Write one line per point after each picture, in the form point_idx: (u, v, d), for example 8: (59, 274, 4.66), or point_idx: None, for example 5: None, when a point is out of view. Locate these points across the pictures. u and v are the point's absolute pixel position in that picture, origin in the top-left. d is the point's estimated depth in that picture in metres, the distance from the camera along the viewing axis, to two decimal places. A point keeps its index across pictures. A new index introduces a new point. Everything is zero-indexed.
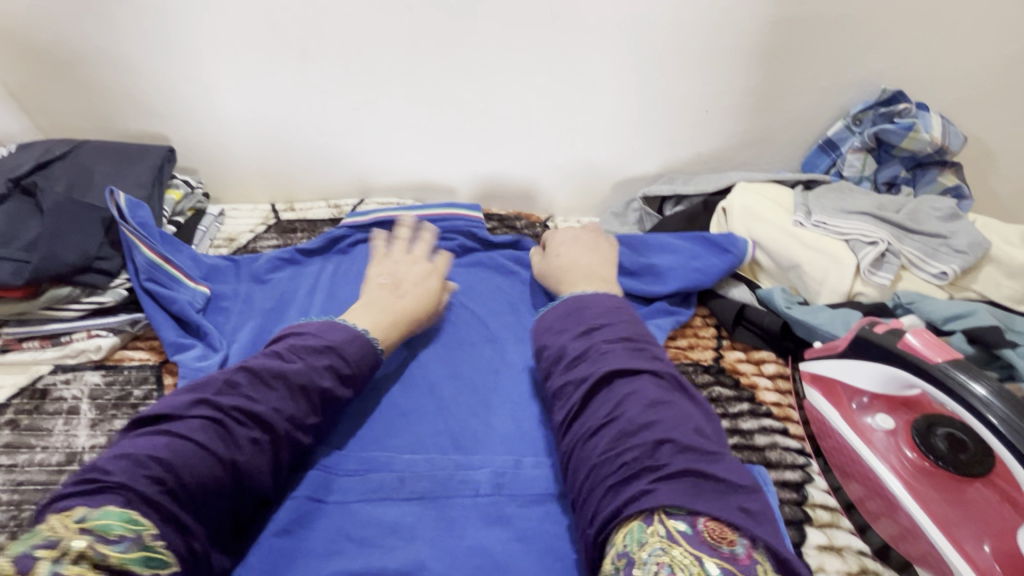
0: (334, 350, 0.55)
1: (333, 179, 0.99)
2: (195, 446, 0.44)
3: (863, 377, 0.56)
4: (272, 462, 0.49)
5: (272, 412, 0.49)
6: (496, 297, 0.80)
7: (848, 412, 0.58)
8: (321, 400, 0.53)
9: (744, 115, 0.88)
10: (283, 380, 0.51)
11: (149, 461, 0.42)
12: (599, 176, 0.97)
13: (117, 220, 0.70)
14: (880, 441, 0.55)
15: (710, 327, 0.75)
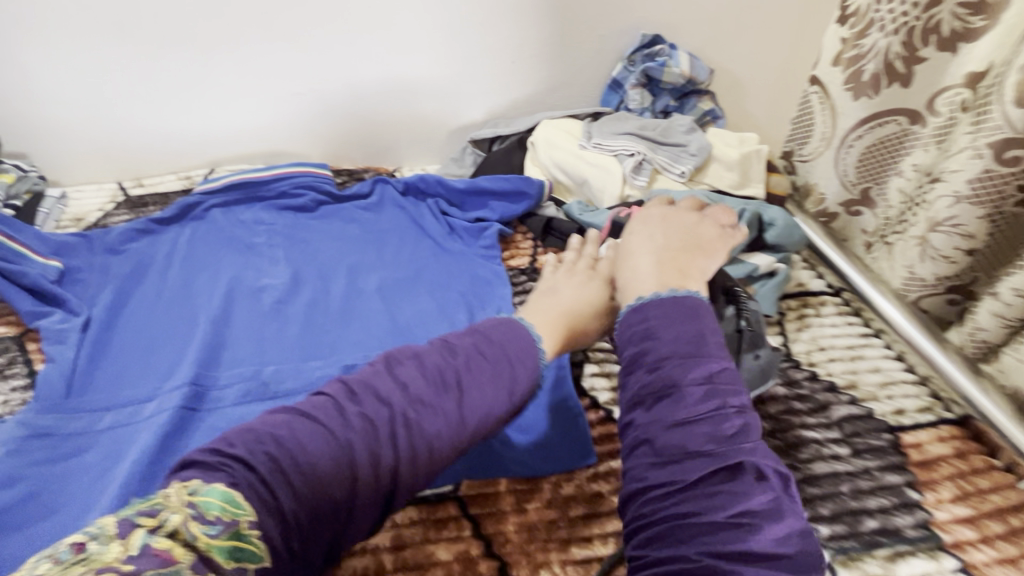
0: (482, 331, 0.52)
1: (181, 153, 1.03)
2: (312, 424, 0.42)
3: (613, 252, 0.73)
4: (390, 462, 0.43)
5: (404, 393, 0.46)
6: (350, 239, 0.90)
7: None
8: (489, 377, 0.49)
9: (544, 62, 1.05)
10: (417, 364, 0.48)
11: (268, 438, 0.41)
12: (435, 127, 1.10)
13: None
14: None
15: (528, 239, 0.92)
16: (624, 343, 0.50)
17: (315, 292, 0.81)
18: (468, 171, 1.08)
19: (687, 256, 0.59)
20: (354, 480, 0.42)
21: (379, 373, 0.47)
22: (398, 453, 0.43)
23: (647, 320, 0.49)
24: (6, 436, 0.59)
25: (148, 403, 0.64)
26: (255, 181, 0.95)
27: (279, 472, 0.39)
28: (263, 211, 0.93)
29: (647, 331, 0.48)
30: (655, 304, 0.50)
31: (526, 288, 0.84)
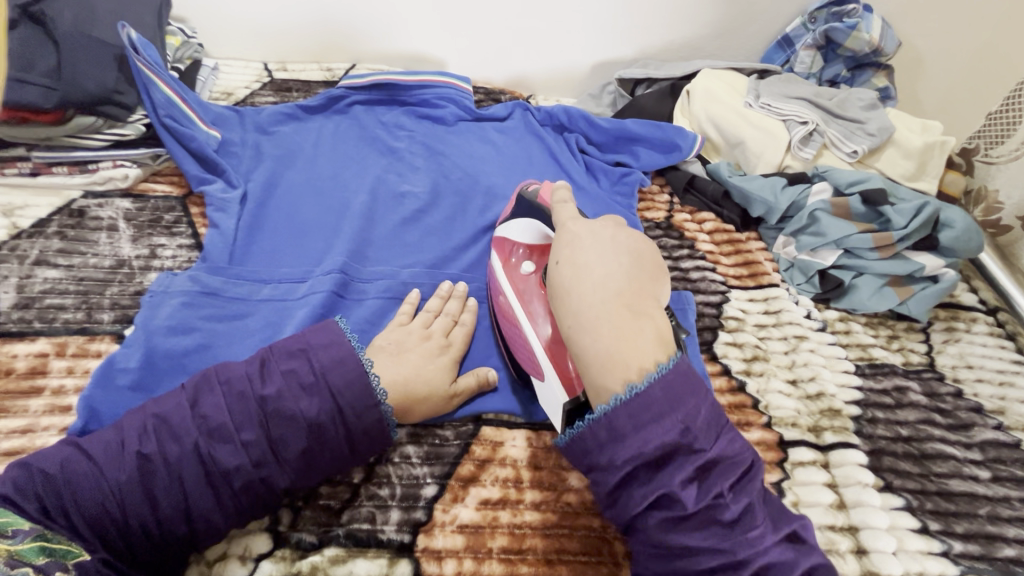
0: (309, 350, 0.48)
1: (326, 42, 1.02)
2: (266, 400, 0.45)
3: (524, 230, 0.62)
4: (267, 447, 0.45)
5: (248, 388, 0.46)
6: (487, 160, 0.88)
7: (506, 261, 0.62)
8: (276, 409, 0.45)
9: (715, 4, 0.96)
10: (280, 372, 0.47)
11: (239, 397, 0.45)
12: (580, 57, 1.04)
13: (128, 52, 0.72)
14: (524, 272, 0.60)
15: (665, 193, 0.88)
16: (577, 443, 0.43)
17: (453, 206, 0.81)
18: (605, 111, 1.02)
19: (634, 321, 0.42)
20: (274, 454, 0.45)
21: (330, 346, 0.48)
22: (270, 436, 0.45)
23: (631, 411, 0.40)
24: (182, 287, 0.63)
25: (303, 283, 0.67)
26: (398, 83, 0.93)
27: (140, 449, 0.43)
28: (404, 116, 0.92)
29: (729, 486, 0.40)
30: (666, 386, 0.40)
31: (661, 242, 0.81)
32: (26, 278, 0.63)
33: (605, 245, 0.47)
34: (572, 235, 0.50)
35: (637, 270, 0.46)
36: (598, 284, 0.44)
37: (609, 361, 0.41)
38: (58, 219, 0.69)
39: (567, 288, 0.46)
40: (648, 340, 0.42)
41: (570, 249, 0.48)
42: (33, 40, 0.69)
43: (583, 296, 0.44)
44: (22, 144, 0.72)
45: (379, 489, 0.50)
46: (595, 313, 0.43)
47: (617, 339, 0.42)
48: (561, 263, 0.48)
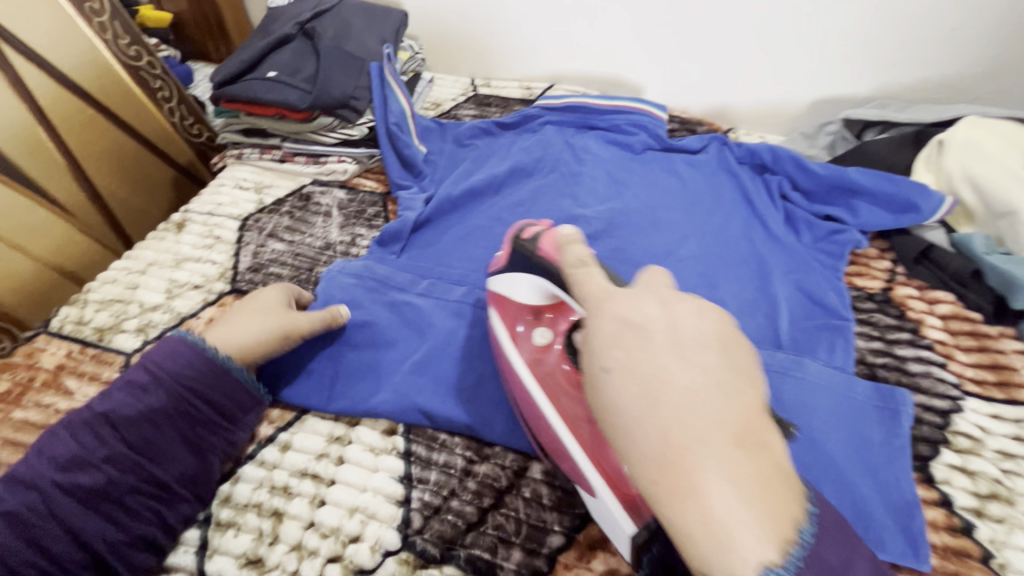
0: (160, 353, 0.52)
1: (530, 62, 1.06)
2: (174, 375, 0.51)
3: (524, 290, 0.54)
4: (196, 411, 0.51)
5: (146, 382, 0.50)
6: (671, 194, 0.83)
7: (512, 334, 0.54)
8: (188, 383, 0.51)
9: (1000, 38, 0.77)
10: (141, 370, 0.51)
11: (144, 391, 0.50)
12: (798, 91, 0.92)
13: (381, 67, 0.85)
14: (537, 353, 0.52)
15: (885, 259, 0.74)
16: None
17: (628, 239, 0.76)
18: (819, 154, 0.89)
19: (749, 458, 0.27)
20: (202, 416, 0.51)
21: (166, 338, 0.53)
22: (184, 404, 0.50)
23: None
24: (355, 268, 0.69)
25: (461, 285, 0.68)
26: (592, 107, 0.94)
27: (56, 475, 0.45)
28: (593, 140, 0.91)
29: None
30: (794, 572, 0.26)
31: (872, 318, 0.67)
32: (261, 246, 0.75)
33: (679, 335, 0.31)
34: (618, 328, 0.32)
35: (712, 370, 0.29)
36: (711, 414, 0.28)
37: (711, 534, 0.27)
38: (291, 201, 0.82)
39: (631, 414, 0.29)
40: (757, 495, 0.27)
41: (620, 349, 0.31)
42: (304, 52, 0.86)
43: (698, 418, 0.28)
44: (278, 135, 0.87)
45: (505, 521, 0.49)
46: (643, 445, 0.29)
47: (722, 508, 0.26)
48: (613, 370, 0.31)
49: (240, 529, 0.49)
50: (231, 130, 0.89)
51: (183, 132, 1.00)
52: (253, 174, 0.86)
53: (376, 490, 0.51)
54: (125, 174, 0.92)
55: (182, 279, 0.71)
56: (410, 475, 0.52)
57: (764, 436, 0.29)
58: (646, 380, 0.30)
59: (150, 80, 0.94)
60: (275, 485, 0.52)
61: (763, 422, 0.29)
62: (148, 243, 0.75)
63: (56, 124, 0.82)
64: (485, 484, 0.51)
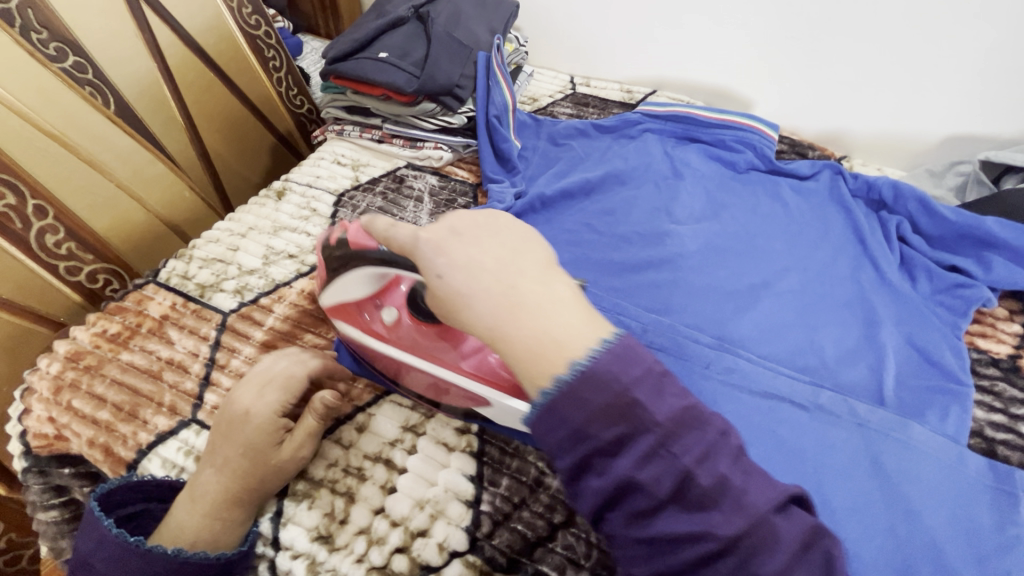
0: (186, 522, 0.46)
1: (635, 66, 1.02)
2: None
3: (354, 287, 0.54)
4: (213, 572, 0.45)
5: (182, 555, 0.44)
6: (774, 221, 0.78)
7: (364, 327, 0.56)
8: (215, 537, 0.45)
9: None
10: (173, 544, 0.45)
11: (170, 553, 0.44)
12: (931, 124, 0.84)
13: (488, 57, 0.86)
14: (403, 331, 0.55)
15: (1015, 323, 0.67)
16: (553, 406, 0.35)
17: (723, 262, 0.72)
18: (945, 195, 0.81)
19: (546, 287, 0.39)
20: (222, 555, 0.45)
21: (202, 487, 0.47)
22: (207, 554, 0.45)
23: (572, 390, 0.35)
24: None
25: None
26: (698, 118, 0.89)
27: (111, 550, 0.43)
28: (694, 152, 0.87)
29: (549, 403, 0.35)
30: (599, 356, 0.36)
31: (995, 387, 0.61)
32: None
33: (491, 236, 0.41)
34: (464, 225, 0.42)
35: (513, 238, 0.42)
36: (498, 260, 0.40)
37: (536, 353, 0.36)
38: (385, 182, 0.83)
39: (464, 295, 0.39)
40: (568, 310, 0.38)
41: (450, 242, 0.41)
42: (415, 36, 0.86)
43: (512, 273, 0.39)
44: (379, 116, 0.88)
45: (576, 543, 0.47)
46: (479, 305, 0.38)
47: (540, 325, 0.37)
48: (444, 272, 0.40)
49: (315, 503, 0.51)
50: (335, 105, 0.91)
51: (286, 103, 1.05)
52: (351, 151, 0.88)
53: (447, 486, 0.51)
54: (230, 135, 0.96)
55: (278, 247, 0.73)
56: (483, 477, 0.52)
57: (549, 268, 0.41)
58: (479, 261, 0.39)
59: (265, 49, 1.00)
60: (350, 465, 0.53)
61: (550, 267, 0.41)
62: (250, 208, 0.79)
63: (177, 79, 0.86)
64: (557, 499, 0.50)
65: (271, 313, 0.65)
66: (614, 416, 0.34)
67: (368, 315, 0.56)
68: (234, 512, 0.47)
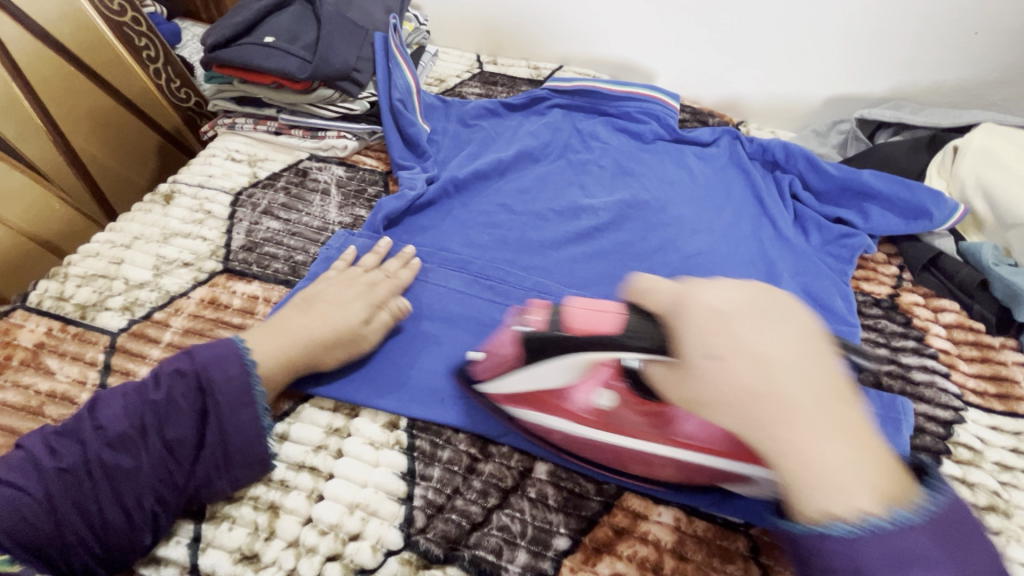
0: (153, 400, 0.47)
1: (539, 42, 1.02)
2: (165, 444, 0.46)
3: (553, 376, 0.48)
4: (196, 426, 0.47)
5: (161, 426, 0.46)
6: (680, 187, 0.81)
7: (547, 407, 0.50)
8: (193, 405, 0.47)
9: (1019, 45, 0.77)
10: (144, 423, 0.46)
11: (151, 425, 0.46)
12: (814, 86, 0.90)
13: (386, 38, 0.82)
14: (590, 412, 0.48)
15: (892, 265, 0.73)
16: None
17: (634, 232, 0.75)
18: (830, 152, 0.87)
19: (846, 413, 0.35)
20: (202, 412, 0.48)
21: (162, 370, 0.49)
22: (190, 416, 0.47)
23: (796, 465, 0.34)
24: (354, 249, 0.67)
25: (464, 273, 0.66)
26: (603, 92, 0.90)
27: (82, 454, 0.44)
28: (602, 126, 0.88)
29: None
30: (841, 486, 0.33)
31: (878, 324, 0.67)
32: (255, 223, 0.71)
33: (753, 314, 0.37)
34: (710, 318, 0.38)
35: (781, 315, 0.38)
36: (748, 336, 0.36)
37: (737, 399, 0.35)
38: (286, 176, 0.78)
39: (702, 360, 0.37)
40: (817, 383, 0.35)
41: (719, 327, 0.37)
42: (304, 18, 0.81)
43: (778, 369, 0.35)
44: (274, 106, 0.82)
45: (511, 523, 0.48)
46: (719, 375, 0.36)
47: (748, 373, 0.35)
48: (716, 355, 0.36)
49: (235, 523, 0.48)
50: (223, 96, 0.84)
51: (169, 95, 0.93)
52: (246, 145, 0.81)
53: (378, 486, 0.49)
54: (104, 136, 0.87)
55: (170, 255, 0.67)
56: (414, 471, 0.51)
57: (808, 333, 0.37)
58: (721, 339, 0.36)
59: (134, 38, 0.87)
60: (271, 478, 0.50)
61: (843, 391, 0.36)
62: (133, 215, 0.71)
63: (31, 78, 0.77)
64: (490, 483, 0.50)
65: (167, 327, 0.60)
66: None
67: (576, 404, 0.48)
68: (288, 370, 0.53)
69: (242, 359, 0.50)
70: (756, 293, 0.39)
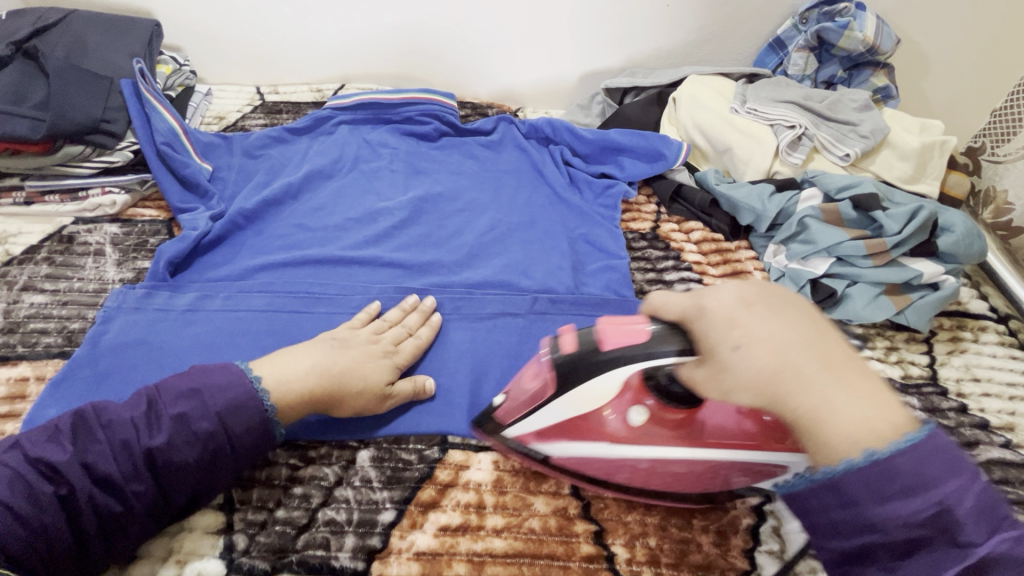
0: (142, 435, 0.45)
1: (316, 65, 1.03)
2: (154, 485, 0.45)
3: (589, 382, 0.49)
4: (209, 462, 0.46)
5: (153, 458, 0.44)
6: (468, 175, 0.88)
7: (606, 419, 0.51)
8: (208, 446, 0.46)
9: (703, 9, 0.95)
10: (148, 453, 0.44)
11: (152, 458, 0.45)
12: (567, 66, 1.02)
13: (139, 83, 0.78)
14: (616, 422, 0.51)
15: (651, 202, 0.87)
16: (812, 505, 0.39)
17: (433, 223, 0.80)
18: (593, 121, 1.00)
19: (853, 383, 0.38)
20: (214, 455, 0.46)
21: (189, 403, 0.47)
22: (199, 453, 0.46)
23: (852, 476, 0.36)
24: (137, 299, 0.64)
25: (266, 297, 0.67)
26: (383, 102, 0.95)
27: (72, 489, 0.42)
28: (388, 133, 0.92)
29: (829, 485, 0.37)
30: (904, 452, 0.36)
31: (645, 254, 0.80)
32: (14, 303, 0.65)
33: (792, 329, 0.40)
34: (743, 319, 0.41)
35: (834, 343, 0.40)
36: (800, 351, 0.39)
37: (815, 414, 0.38)
38: (49, 245, 0.71)
39: (766, 379, 0.39)
40: (861, 407, 0.38)
41: (738, 321, 0.41)
42: (28, 75, 0.75)
43: (804, 363, 0.39)
44: (17, 174, 0.75)
45: (336, 515, 0.50)
46: (748, 364, 0.39)
47: (839, 409, 0.38)
48: (740, 347, 0.40)
49: None
50: None
51: None
52: None
53: (194, 526, 0.49)
54: None
55: None
56: (231, 500, 0.50)
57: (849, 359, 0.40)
58: (770, 342, 0.39)
59: None
60: None
61: (845, 360, 0.39)
62: None
63: None
64: (313, 485, 0.52)
65: None
66: (918, 522, 0.35)
67: (614, 412, 0.50)
68: (299, 411, 0.51)
69: (257, 404, 0.48)
70: (755, 283, 0.44)
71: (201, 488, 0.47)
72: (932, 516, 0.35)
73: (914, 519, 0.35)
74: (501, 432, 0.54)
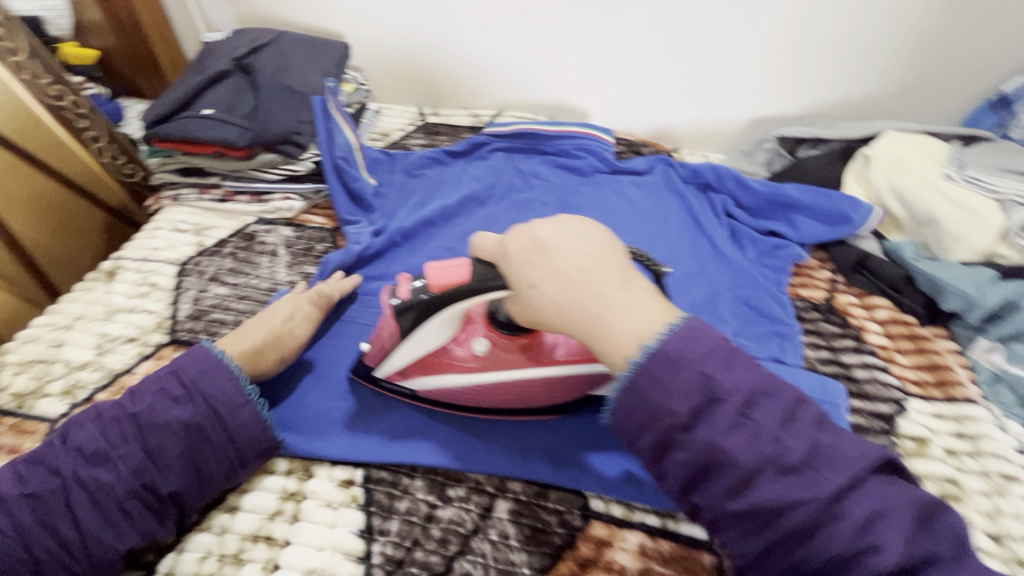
0: (129, 412, 0.50)
1: (477, 91, 1.06)
2: (142, 453, 0.48)
3: (432, 336, 0.53)
4: (186, 428, 0.50)
5: (135, 430, 0.49)
6: (620, 216, 0.84)
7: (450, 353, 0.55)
8: (189, 413, 0.50)
9: (911, 59, 0.84)
10: (132, 425, 0.49)
11: (132, 429, 0.49)
12: (735, 110, 0.96)
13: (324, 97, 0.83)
14: (497, 357, 0.53)
15: (826, 269, 0.77)
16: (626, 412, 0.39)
17: None
18: (757, 170, 0.92)
19: (622, 296, 0.40)
20: (191, 421, 0.50)
21: (166, 377, 0.52)
22: (176, 417, 0.50)
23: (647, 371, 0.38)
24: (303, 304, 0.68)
25: None
26: (540, 133, 0.94)
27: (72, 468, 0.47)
28: (541, 164, 0.92)
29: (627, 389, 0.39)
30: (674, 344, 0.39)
31: (817, 327, 0.70)
32: (202, 291, 0.71)
33: (576, 253, 0.42)
34: (553, 247, 0.42)
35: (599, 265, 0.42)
36: (603, 276, 0.41)
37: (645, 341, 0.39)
38: (234, 241, 0.78)
39: (567, 306, 0.41)
40: (638, 316, 0.40)
41: (536, 254, 0.42)
42: (241, 88, 0.84)
43: (596, 288, 0.40)
44: (218, 173, 0.84)
45: (472, 569, 0.47)
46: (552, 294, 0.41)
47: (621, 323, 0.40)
48: (536, 284, 0.42)
49: None
50: (166, 169, 0.84)
51: (115, 174, 0.95)
52: (191, 215, 0.82)
53: (335, 547, 0.49)
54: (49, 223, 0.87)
55: (114, 333, 0.66)
56: (371, 527, 0.50)
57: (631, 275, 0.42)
58: (560, 272, 0.41)
59: (76, 121, 0.88)
60: (227, 553, 0.50)
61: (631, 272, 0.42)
62: (76, 295, 0.71)
63: None
64: (449, 530, 0.50)
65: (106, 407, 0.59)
66: (693, 399, 0.38)
67: (462, 346, 0.54)
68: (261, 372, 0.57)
69: (226, 369, 0.53)
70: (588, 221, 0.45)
71: (186, 464, 0.49)
72: (821, 468, 0.37)
73: (788, 458, 0.37)
74: (393, 382, 0.59)
